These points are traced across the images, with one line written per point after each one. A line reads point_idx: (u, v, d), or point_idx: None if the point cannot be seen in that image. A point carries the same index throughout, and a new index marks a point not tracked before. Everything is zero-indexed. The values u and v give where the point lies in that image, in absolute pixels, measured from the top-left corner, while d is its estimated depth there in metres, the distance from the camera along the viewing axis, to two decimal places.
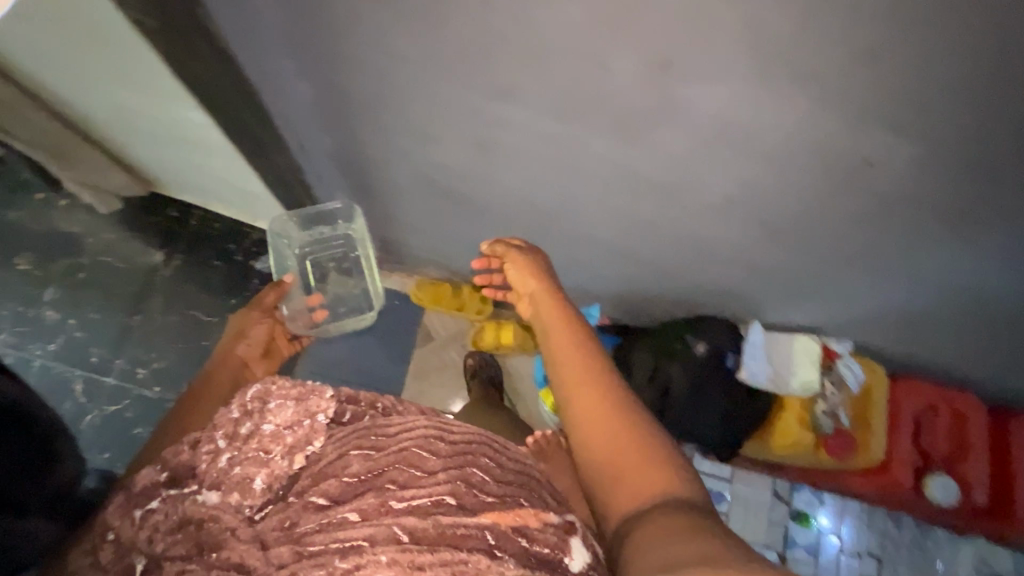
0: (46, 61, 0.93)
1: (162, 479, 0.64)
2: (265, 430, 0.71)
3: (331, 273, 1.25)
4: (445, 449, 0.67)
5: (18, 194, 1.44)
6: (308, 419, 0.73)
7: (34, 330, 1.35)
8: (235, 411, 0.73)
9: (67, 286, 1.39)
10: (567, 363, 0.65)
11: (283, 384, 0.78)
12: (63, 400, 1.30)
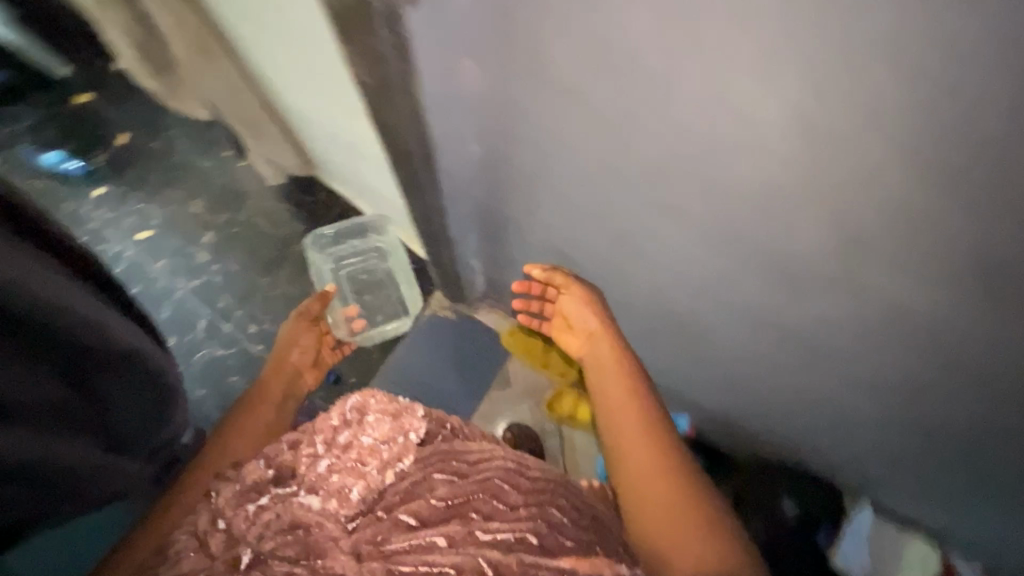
0: (267, 61, 1.04)
1: (269, 477, 0.64)
2: (364, 442, 0.66)
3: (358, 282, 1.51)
4: (526, 485, 0.59)
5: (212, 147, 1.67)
6: (400, 436, 0.66)
7: (187, 265, 1.55)
8: (336, 419, 0.71)
9: (222, 236, 1.58)
10: (621, 422, 0.74)
11: (381, 399, 0.73)
12: (188, 331, 1.48)
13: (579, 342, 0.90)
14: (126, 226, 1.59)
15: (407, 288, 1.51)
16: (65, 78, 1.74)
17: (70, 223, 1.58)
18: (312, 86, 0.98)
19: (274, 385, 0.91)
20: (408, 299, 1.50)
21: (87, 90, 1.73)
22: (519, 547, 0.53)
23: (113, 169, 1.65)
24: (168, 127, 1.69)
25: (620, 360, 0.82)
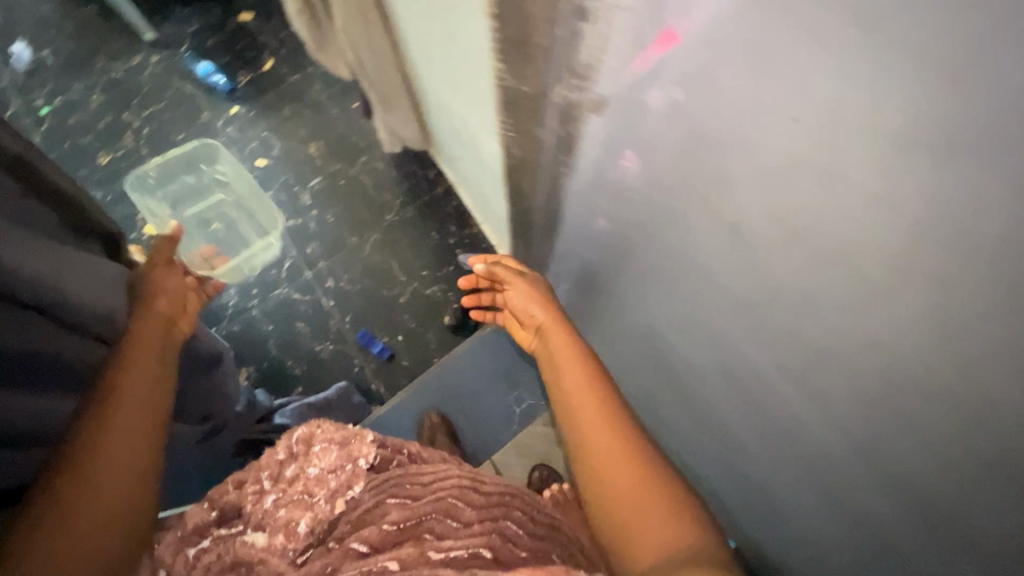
0: (421, 49, 1.02)
1: (211, 519, 0.70)
2: (311, 472, 0.74)
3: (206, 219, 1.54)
4: (477, 501, 0.71)
5: (344, 96, 1.69)
6: (350, 463, 0.77)
7: (289, 204, 1.60)
8: (281, 453, 0.78)
9: (327, 184, 1.61)
10: (578, 402, 0.78)
11: (329, 427, 0.81)
12: (273, 266, 1.54)
13: (530, 332, 0.97)
14: (247, 149, 1.65)
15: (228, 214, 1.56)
16: None
17: (203, 133, 1.67)
18: (458, 89, 0.94)
19: (143, 332, 0.74)
20: (240, 227, 1.55)
21: (251, 9, 1.80)
22: (475, 559, 0.62)
23: (251, 91, 1.71)
24: (311, 64, 1.73)
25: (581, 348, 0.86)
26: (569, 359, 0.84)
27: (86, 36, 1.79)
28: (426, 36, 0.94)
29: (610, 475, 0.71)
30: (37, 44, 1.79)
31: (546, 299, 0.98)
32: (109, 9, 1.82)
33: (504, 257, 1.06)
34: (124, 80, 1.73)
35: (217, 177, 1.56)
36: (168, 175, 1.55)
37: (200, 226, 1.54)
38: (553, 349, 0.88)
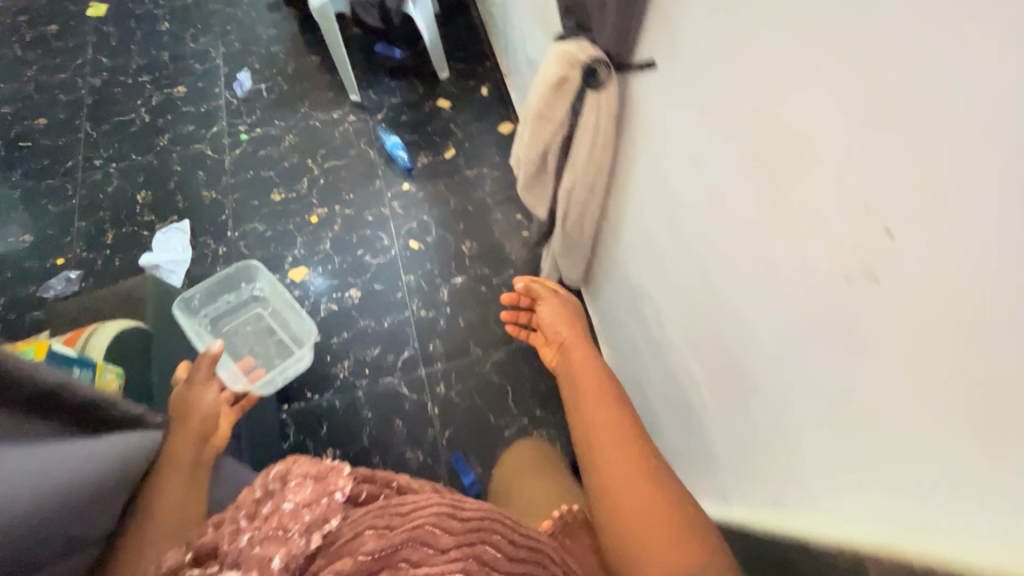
0: (640, 237, 0.96)
1: (184, 562, 0.52)
2: (285, 506, 0.54)
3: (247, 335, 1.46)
4: (459, 525, 0.53)
5: (512, 207, 1.70)
6: (326, 497, 0.55)
7: (426, 293, 1.58)
8: (257, 489, 0.59)
9: (468, 286, 1.59)
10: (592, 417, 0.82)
11: (306, 460, 0.61)
12: (391, 352, 1.51)
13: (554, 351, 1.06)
14: (405, 227, 1.67)
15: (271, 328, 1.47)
16: (442, 80, 1.90)
17: (370, 199, 1.72)
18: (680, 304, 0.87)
19: (176, 453, 0.82)
20: (282, 339, 1.46)
21: (451, 97, 1.88)
22: None
23: (426, 173, 1.76)
24: (489, 165, 1.77)
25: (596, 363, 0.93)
26: (584, 371, 0.93)
27: (301, 83, 1.94)
28: (660, 239, 0.89)
29: (613, 466, 0.74)
30: (259, 77, 1.96)
31: (574, 322, 1.09)
32: (329, 63, 1.97)
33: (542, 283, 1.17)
34: (319, 130, 1.84)
35: (258, 293, 1.49)
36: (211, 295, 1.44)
37: (242, 343, 1.45)
38: (574, 366, 0.94)
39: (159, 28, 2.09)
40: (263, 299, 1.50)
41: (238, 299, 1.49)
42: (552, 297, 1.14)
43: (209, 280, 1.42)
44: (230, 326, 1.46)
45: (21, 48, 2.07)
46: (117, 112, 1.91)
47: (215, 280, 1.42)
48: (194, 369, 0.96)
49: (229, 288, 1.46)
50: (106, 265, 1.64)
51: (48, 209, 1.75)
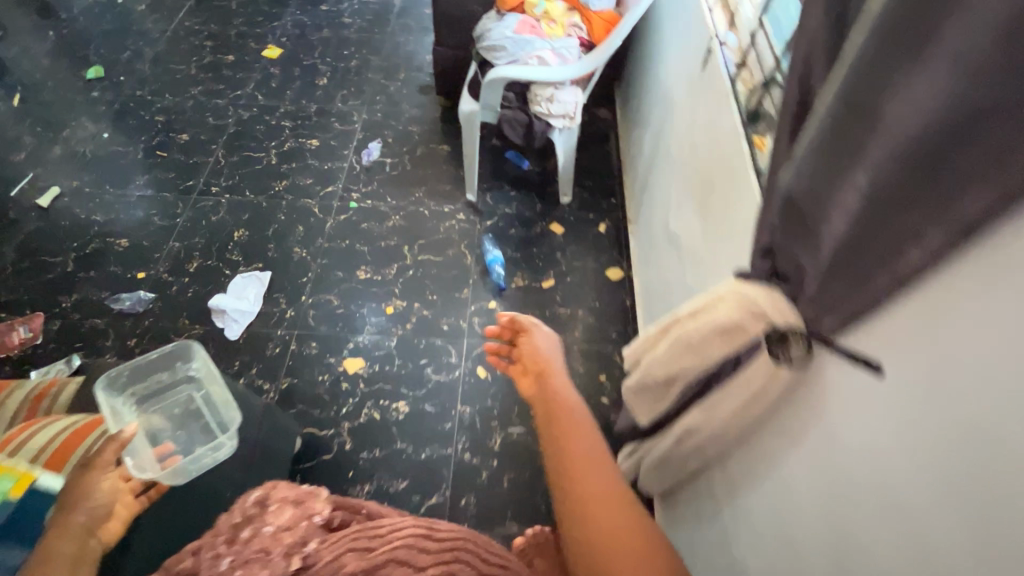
0: (778, 501, 0.75)
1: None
2: (266, 530, 0.81)
3: (173, 421, 1.16)
4: (433, 547, 0.78)
5: (597, 364, 1.52)
6: (304, 520, 0.85)
7: (477, 434, 1.39)
8: (239, 515, 0.85)
9: (524, 440, 1.39)
10: (567, 447, 0.81)
11: (283, 489, 0.90)
12: (417, 492, 1.31)
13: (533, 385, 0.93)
14: (478, 350, 1.52)
15: (203, 413, 1.17)
16: (562, 204, 1.82)
17: (452, 307, 1.60)
18: None
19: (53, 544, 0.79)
20: (212, 424, 1.16)
21: (567, 225, 1.78)
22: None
23: (517, 297, 1.63)
24: (586, 309, 1.62)
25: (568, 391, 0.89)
26: (563, 409, 0.85)
27: (426, 168, 1.92)
28: (804, 513, 0.68)
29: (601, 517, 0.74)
30: (389, 151, 1.97)
31: (555, 353, 0.97)
32: (458, 156, 1.95)
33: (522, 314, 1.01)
34: (425, 220, 1.79)
35: (193, 375, 1.18)
36: (140, 373, 1.16)
37: (165, 429, 1.15)
38: (550, 398, 0.89)
39: (317, 81, 2.19)
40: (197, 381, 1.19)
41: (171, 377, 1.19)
42: (532, 325, 0.99)
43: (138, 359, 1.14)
44: (150, 415, 1.15)
45: (196, 68, 2.24)
46: (250, 148, 1.97)
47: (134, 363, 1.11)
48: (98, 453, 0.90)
49: (159, 370, 1.17)
50: (178, 294, 1.61)
51: (153, 220, 1.78)
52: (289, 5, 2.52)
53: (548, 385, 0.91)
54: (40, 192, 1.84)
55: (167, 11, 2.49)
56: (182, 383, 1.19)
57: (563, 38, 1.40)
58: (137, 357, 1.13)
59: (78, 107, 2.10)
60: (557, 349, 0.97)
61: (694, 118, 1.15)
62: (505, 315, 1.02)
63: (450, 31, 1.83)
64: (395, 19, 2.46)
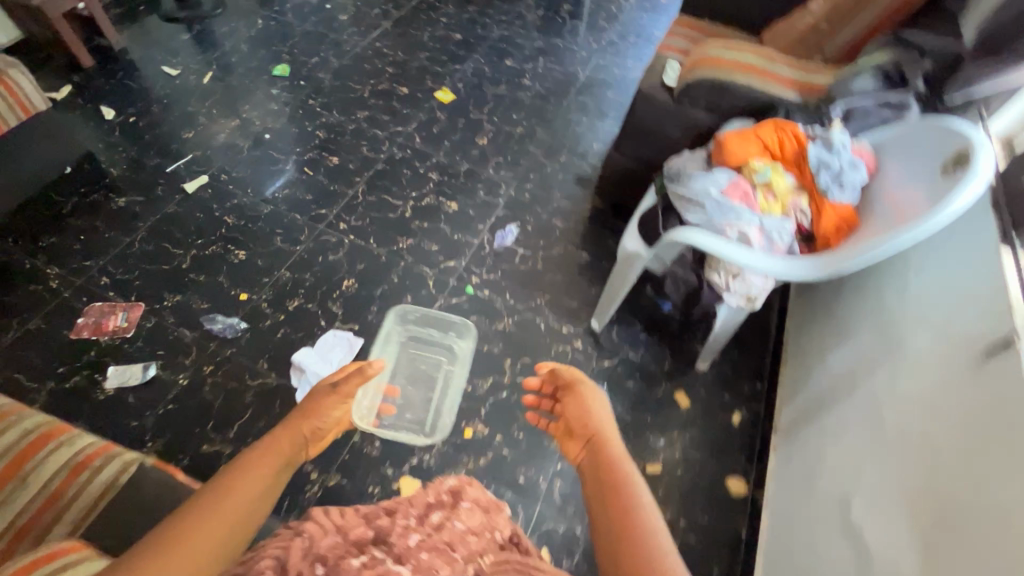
0: None
1: (368, 535, 0.82)
2: (456, 523, 0.87)
3: (416, 369, 1.47)
4: None
5: None
6: (488, 527, 0.89)
7: None
8: (435, 499, 0.94)
9: None
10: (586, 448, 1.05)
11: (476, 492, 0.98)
12: None
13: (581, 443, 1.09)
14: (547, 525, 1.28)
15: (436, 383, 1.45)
16: (697, 369, 1.53)
17: (535, 455, 1.38)
18: None
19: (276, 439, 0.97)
20: (435, 400, 1.43)
21: (694, 400, 1.50)
22: None
23: None
24: (687, 518, 1.32)
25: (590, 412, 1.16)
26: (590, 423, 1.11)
27: (556, 274, 1.74)
28: None
29: (642, 536, 0.80)
30: (524, 239, 1.80)
31: (597, 405, 1.16)
32: (593, 271, 1.75)
33: (566, 369, 1.28)
34: (538, 334, 1.59)
35: (455, 348, 1.51)
36: (424, 321, 1.53)
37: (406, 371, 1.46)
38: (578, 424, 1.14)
39: (477, 140, 2.10)
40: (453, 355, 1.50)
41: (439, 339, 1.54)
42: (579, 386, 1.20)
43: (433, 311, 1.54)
44: (411, 352, 1.49)
45: (369, 92, 2.23)
46: (390, 191, 1.90)
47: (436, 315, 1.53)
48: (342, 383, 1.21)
49: (437, 328, 1.53)
50: (269, 330, 1.53)
51: (275, 239, 1.73)
52: (475, 51, 2.48)
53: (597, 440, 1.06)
54: (189, 176, 1.87)
55: (364, 27, 2.55)
56: (445, 346, 1.52)
57: (778, 218, 1.13)
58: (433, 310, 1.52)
59: (254, 100, 2.15)
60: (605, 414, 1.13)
61: (946, 399, 0.85)
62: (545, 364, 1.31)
63: (635, 143, 1.63)
64: (574, 95, 2.33)
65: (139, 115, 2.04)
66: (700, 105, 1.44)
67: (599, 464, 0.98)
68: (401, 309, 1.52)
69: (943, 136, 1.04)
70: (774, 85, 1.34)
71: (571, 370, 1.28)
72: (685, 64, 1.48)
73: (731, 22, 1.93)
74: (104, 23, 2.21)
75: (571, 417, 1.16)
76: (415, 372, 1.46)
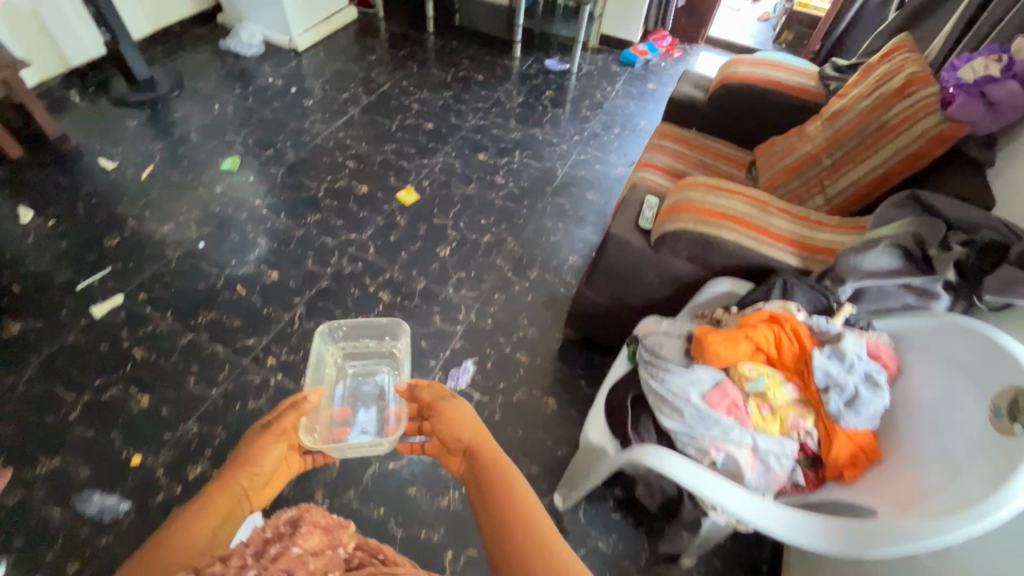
0: None
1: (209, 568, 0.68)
2: (292, 550, 0.70)
3: (364, 382, 1.46)
4: None
5: None
6: (331, 546, 0.74)
7: None
8: (268, 531, 0.75)
9: None
10: (474, 447, 0.90)
11: (314, 513, 0.82)
12: None
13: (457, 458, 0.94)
14: None
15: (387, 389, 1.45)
16: (680, 566, 1.26)
17: None
18: None
19: (216, 497, 0.78)
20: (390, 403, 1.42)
21: None
22: None
23: None
24: None
25: (463, 408, 1.02)
26: (460, 425, 0.96)
27: (516, 428, 1.48)
28: None
29: (534, 544, 0.66)
30: (482, 381, 1.55)
31: (464, 411, 1.01)
32: (560, 424, 1.49)
33: (423, 385, 1.15)
34: None
35: (394, 352, 1.49)
36: (357, 334, 1.51)
37: (352, 389, 1.45)
38: (447, 429, 0.98)
39: (438, 250, 1.88)
40: (395, 356, 1.51)
41: (377, 348, 1.53)
42: (440, 400, 1.06)
43: (364, 321, 1.51)
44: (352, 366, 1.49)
45: (324, 191, 2.03)
46: (333, 315, 1.66)
47: (367, 321, 1.53)
48: (280, 420, 1.03)
49: (374, 336, 1.53)
50: (157, 510, 1.25)
51: (188, 379, 1.48)
52: (446, 142, 2.31)
53: (474, 454, 0.88)
54: (101, 296, 1.63)
55: (329, 113, 2.38)
56: (385, 351, 1.52)
57: (777, 438, 0.89)
58: (364, 319, 1.52)
59: (194, 200, 1.95)
60: (476, 419, 0.97)
61: None
62: (407, 382, 1.17)
63: (608, 283, 1.40)
64: (550, 195, 2.14)
65: (60, 219, 1.83)
66: (682, 256, 1.21)
67: (475, 486, 0.81)
68: (330, 327, 1.51)
69: (985, 356, 0.79)
70: (771, 244, 1.12)
71: (431, 388, 1.12)
72: (664, 205, 1.27)
73: (719, 135, 1.74)
74: (38, 111, 2.03)
75: (441, 438, 1.00)
76: (364, 388, 1.46)
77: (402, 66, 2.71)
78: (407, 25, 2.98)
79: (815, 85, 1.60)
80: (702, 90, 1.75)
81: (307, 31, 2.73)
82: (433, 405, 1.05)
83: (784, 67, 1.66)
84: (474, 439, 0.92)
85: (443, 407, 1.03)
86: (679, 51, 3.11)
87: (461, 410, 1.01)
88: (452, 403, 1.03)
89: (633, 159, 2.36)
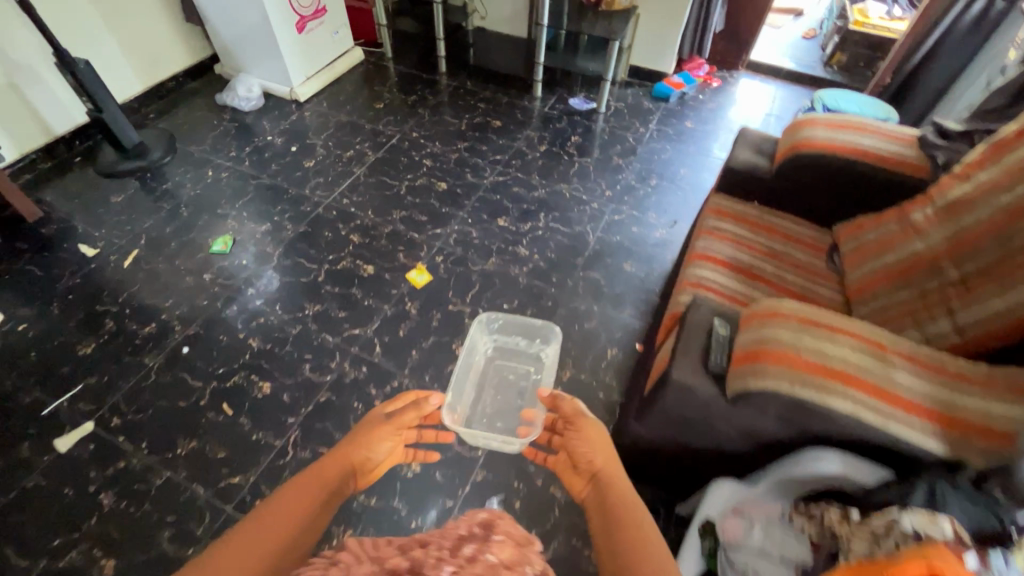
0: None
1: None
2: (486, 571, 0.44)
3: (507, 376, 1.46)
4: None
5: None
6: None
7: None
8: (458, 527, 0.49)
9: None
10: (606, 463, 0.88)
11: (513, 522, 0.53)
12: None
13: (583, 480, 0.90)
14: None
15: (523, 393, 1.43)
16: None
17: None
18: None
19: (331, 464, 0.77)
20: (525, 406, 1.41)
21: None
22: None
23: None
24: None
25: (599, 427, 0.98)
26: (597, 442, 0.93)
27: None
28: None
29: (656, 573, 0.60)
30: None
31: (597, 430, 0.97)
32: None
33: (566, 395, 1.10)
34: None
35: (542, 355, 1.49)
36: (511, 329, 1.52)
37: (494, 383, 1.45)
38: (582, 443, 0.95)
39: (454, 346, 1.62)
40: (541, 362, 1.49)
41: (526, 348, 1.53)
42: (579, 416, 1.02)
43: (520, 318, 1.51)
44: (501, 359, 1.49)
45: (325, 275, 1.79)
46: (332, 439, 1.42)
47: (526, 320, 1.52)
48: (400, 413, 1.01)
49: (526, 335, 1.52)
50: None
51: (161, 537, 1.24)
52: (462, 206, 2.05)
53: (603, 481, 0.84)
54: (69, 424, 1.42)
55: (332, 175, 2.15)
56: (534, 353, 1.51)
57: None
58: (522, 318, 1.51)
59: (181, 292, 1.73)
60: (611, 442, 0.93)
61: None
62: (547, 390, 1.12)
63: (663, 425, 1.09)
64: (581, 269, 1.86)
65: (32, 323, 1.63)
66: (771, 416, 0.92)
67: (600, 506, 0.78)
68: (488, 317, 1.51)
69: None
70: (903, 420, 0.82)
71: (571, 402, 1.07)
72: (742, 340, 0.97)
73: (787, 211, 1.44)
74: (13, 194, 1.84)
75: (571, 455, 0.96)
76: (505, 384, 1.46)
77: (412, 114, 2.47)
78: (417, 64, 2.75)
79: (915, 155, 1.29)
80: (766, 156, 1.45)
81: (309, 79, 2.51)
82: (574, 420, 1.02)
83: (871, 129, 1.35)
84: (605, 462, 0.88)
85: (581, 424, 0.99)
86: (717, 79, 2.79)
87: (596, 428, 0.97)
88: (589, 419, 1.00)
89: (674, 216, 2.06)
